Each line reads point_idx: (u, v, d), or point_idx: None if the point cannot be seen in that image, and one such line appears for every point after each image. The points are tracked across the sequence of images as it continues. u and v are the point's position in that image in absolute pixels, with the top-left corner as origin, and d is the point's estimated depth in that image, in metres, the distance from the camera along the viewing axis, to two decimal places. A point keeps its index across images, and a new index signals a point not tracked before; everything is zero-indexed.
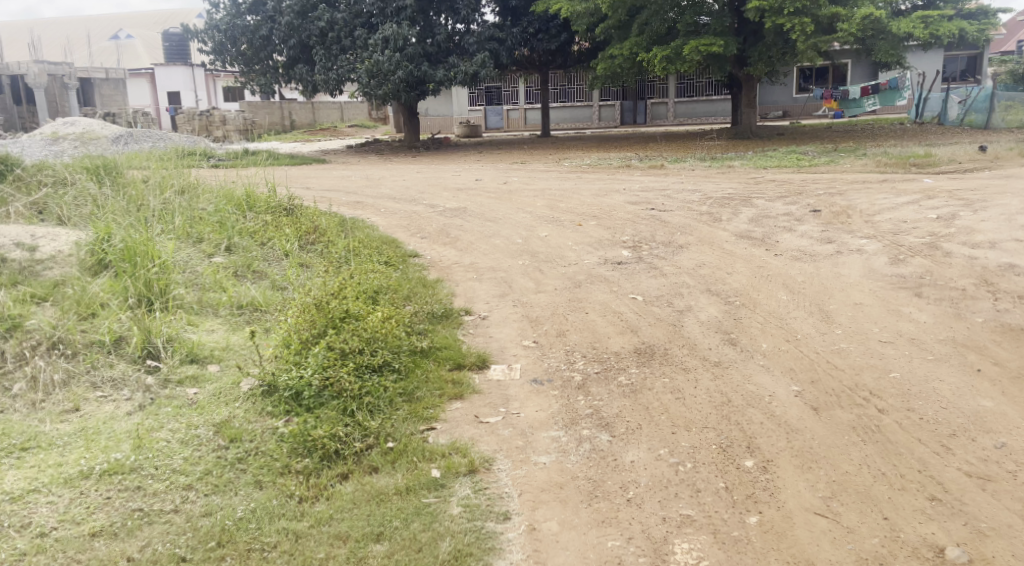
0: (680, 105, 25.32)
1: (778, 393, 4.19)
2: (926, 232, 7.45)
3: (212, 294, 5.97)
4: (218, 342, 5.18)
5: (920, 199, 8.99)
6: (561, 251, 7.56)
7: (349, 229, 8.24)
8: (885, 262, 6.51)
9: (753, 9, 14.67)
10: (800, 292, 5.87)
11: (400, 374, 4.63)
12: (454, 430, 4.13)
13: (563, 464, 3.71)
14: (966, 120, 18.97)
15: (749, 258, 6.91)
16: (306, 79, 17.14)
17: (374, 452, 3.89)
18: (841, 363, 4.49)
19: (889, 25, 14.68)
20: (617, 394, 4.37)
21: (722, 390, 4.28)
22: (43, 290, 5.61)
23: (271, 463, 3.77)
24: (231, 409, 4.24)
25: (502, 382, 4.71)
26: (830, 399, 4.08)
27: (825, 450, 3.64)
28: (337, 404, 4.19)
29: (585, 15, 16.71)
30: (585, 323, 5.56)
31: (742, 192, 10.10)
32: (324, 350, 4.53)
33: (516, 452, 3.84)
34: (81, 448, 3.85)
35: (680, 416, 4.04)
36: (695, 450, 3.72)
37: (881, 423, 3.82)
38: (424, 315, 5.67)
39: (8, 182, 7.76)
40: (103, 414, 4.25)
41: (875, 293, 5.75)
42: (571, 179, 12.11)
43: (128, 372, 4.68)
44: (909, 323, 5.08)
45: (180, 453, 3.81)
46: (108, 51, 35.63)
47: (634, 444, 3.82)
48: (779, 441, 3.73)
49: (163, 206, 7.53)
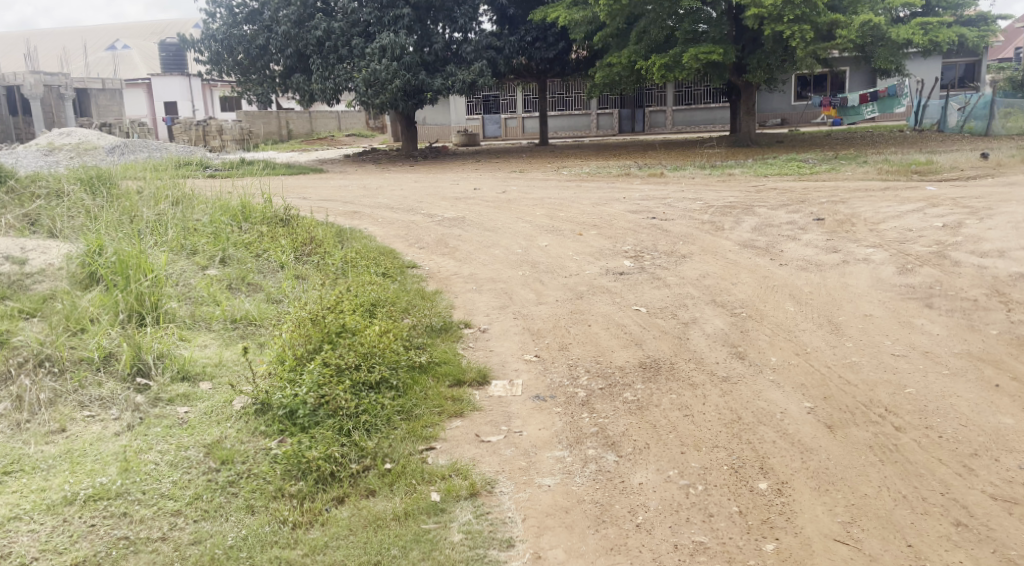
0: (678, 113, 25.41)
1: (790, 409, 4.05)
2: (932, 240, 7.33)
3: (205, 308, 5.83)
4: (210, 358, 5.03)
5: (924, 207, 8.87)
6: (562, 262, 7.42)
7: (346, 240, 8.11)
8: (892, 271, 6.38)
9: (751, 16, 14.46)
10: (807, 303, 5.74)
11: (398, 392, 4.49)
12: (454, 450, 3.98)
13: (568, 486, 3.56)
14: (966, 127, 18.91)
15: (753, 267, 6.78)
16: (303, 88, 17.00)
17: (371, 474, 3.75)
18: (854, 379, 4.34)
19: (889, 32, 14.55)
20: (622, 411, 4.23)
21: (732, 407, 4.14)
22: (32, 305, 5.47)
23: (264, 487, 3.62)
24: (223, 429, 4.09)
25: (504, 399, 4.56)
26: (844, 416, 3.94)
27: (842, 471, 3.49)
28: (332, 423, 4.03)
29: (583, 23, 16.50)
30: (587, 336, 5.42)
31: (744, 200, 9.98)
32: (319, 366, 4.38)
33: (520, 473, 3.69)
34: (66, 471, 3.69)
35: (689, 435, 3.89)
36: (705, 472, 3.57)
37: (899, 441, 3.67)
38: (423, 329, 5.54)
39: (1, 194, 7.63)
40: (89, 434, 4.10)
41: (884, 304, 5.62)
42: (570, 187, 12.00)
43: (117, 391, 4.52)
44: (922, 335, 4.94)
45: (169, 477, 3.66)
46: (104, 61, 35.50)
47: (642, 465, 3.66)
48: (793, 461, 3.59)
49: (156, 219, 7.40)
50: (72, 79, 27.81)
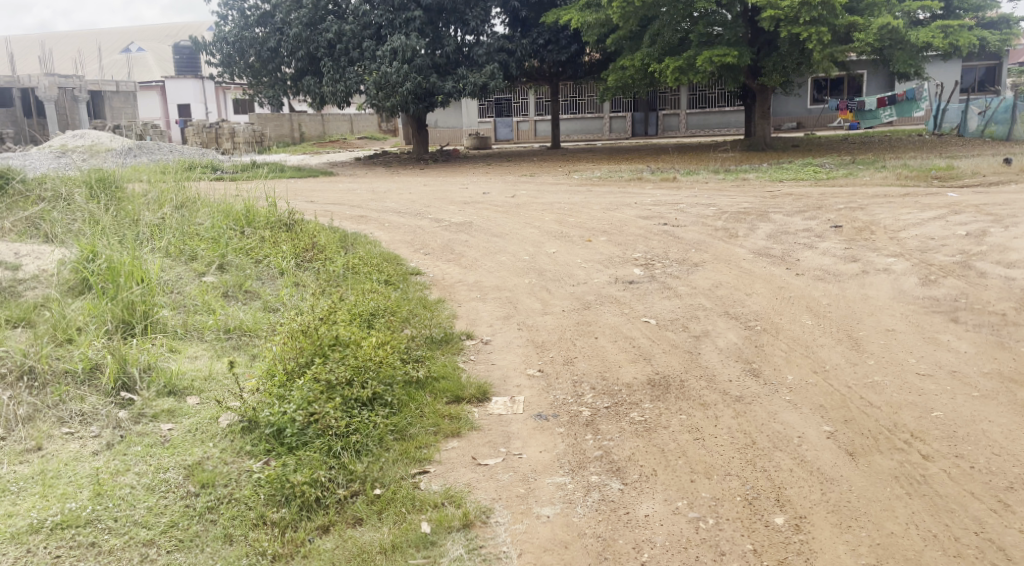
0: (693, 115, 24.97)
1: (809, 434, 3.78)
2: (955, 249, 7.06)
3: (198, 317, 5.60)
4: (200, 371, 4.81)
5: (946, 214, 8.57)
6: (570, 269, 7.19)
7: (349, 246, 7.88)
8: (915, 282, 6.11)
9: (767, 19, 14.19)
10: (825, 316, 5.47)
11: (393, 409, 4.24)
12: (449, 474, 3.74)
13: (569, 518, 3.31)
14: (987, 132, 18.52)
15: (768, 277, 6.53)
16: (314, 90, 16.80)
17: (359, 501, 3.53)
18: (876, 401, 4.07)
19: (908, 35, 14.18)
20: (629, 433, 3.98)
21: (745, 430, 3.88)
22: (20, 312, 5.28)
23: (245, 513, 3.41)
24: (206, 449, 3.87)
25: (504, 417, 4.32)
26: (866, 442, 3.67)
27: (866, 505, 3.23)
28: (321, 443, 3.80)
29: (596, 26, 16.30)
30: (594, 350, 5.17)
31: (760, 206, 9.70)
32: (309, 382, 4.12)
33: (517, 502, 3.45)
34: (36, 495, 3.48)
35: (699, 460, 3.64)
36: (717, 503, 3.32)
37: (926, 472, 3.41)
38: (423, 340, 5.31)
39: (7, 198, 7.53)
40: (66, 454, 3.90)
41: (907, 317, 5.36)
42: (581, 191, 11.78)
43: (99, 407, 4.32)
44: (948, 352, 4.66)
45: (144, 502, 3.45)
46: (119, 64, 35.49)
47: (648, 495, 3.41)
48: (812, 492, 3.33)
49: (156, 223, 7.21)
50: (86, 81, 27.72)
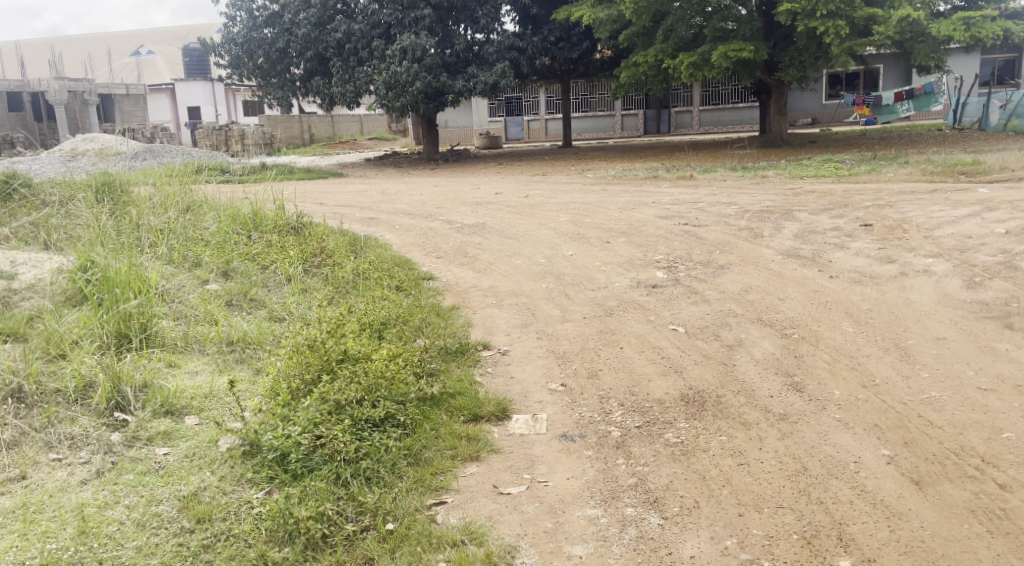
0: (705, 113, 24.64)
1: (866, 458, 3.43)
2: (996, 248, 6.66)
3: (199, 328, 5.26)
4: (199, 388, 4.46)
5: (980, 211, 8.17)
6: (589, 273, 6.83)
7: (359, 249, 7.55)
8: (959, 285, 5.72)
9: (784, 13, 13.85)
10: (868, 323, 5.09)
11: (406, 430, 3.88)
12: (468, 505, 3.40)
13: (603, 559, 2.99)
14: (1010, 125, 18.04)
15: (801, 280, 6.15)
16: (323, 91, 16.54)
17: (370, 538, 3.20)
18: (937, 420, 3.70)
19: (929, 27, 13.77)
20: (665, 457, 3.62)
21: (794, 454, 3.52)
22: (12, 325, 4.96)
23: (244, 552, 3.09)
24: (203, 476, 3.54)
25: (526, 438, 3.98)
26: (933, 469, 3.32)
27: (941, 545, 2.89)
28: (327, 471, 3.46)
29: (608, 22, 15.86)
30: (620, 361, 4.81)
31: (782, 204, 9.32)
32: (316, 401, 3.77)
33: (545, 538, 3.13)
34: (14, 534, 3.16)
35: (746, 490, 3.29)
36: (771, 543, 2.98)
37: (1007, 505, 3.06)
38: (437, 352, 4.97)
39: (9, 204, 7.27)
40: (52, 483, 3.57)
41: (957, 323, 4.98)
42: (596, 190, 11.43)
43: (89, 429, 3.98)
44: (1011, 364, 4.28)
45: (133, 540, 3.13)
46: (128, 67, 35.33)
47: (691, 532, 3.08)
48: (879, 530, 2.99)
49: (160, 227, 6.94)
50: (96, 84, 27.50)
